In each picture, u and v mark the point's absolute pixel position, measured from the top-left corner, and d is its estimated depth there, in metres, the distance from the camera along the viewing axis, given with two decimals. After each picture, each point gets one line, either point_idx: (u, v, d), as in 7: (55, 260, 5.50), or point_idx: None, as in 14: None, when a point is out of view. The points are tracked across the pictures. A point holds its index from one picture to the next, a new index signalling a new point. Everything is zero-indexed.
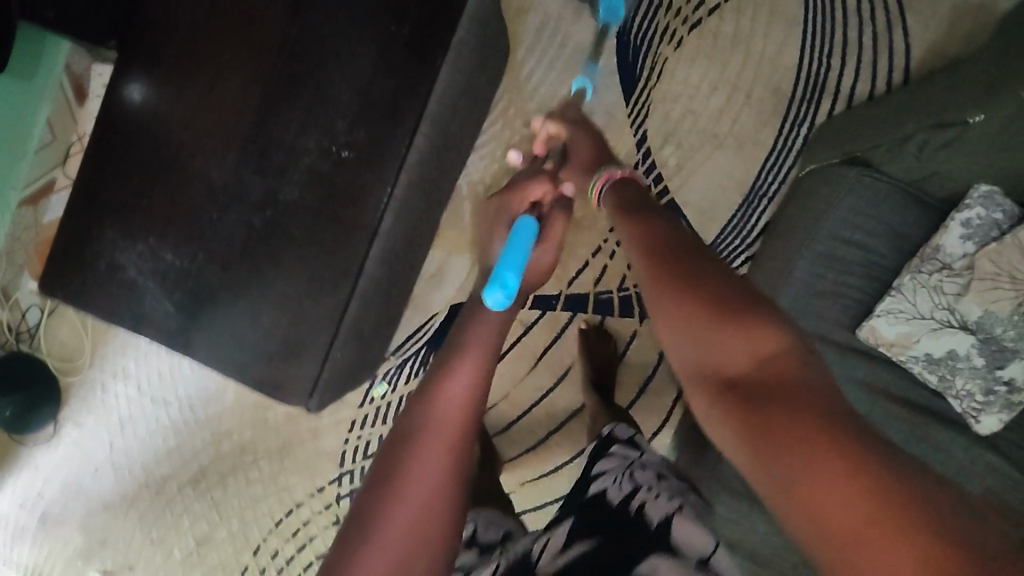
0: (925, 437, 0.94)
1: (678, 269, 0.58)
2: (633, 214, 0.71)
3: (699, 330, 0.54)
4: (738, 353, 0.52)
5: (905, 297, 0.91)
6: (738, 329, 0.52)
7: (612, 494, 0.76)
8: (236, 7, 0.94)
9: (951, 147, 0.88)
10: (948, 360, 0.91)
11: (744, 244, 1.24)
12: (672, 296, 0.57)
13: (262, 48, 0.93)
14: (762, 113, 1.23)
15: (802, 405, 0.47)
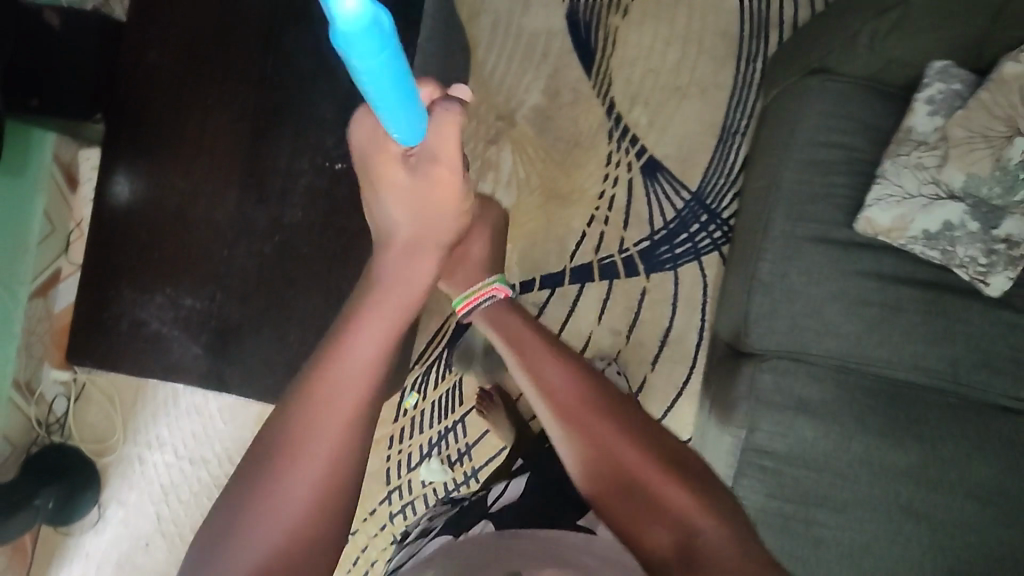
0: (940, 309, 0.99)
1: (587, 400, 0.69)
2: (535, 349, 0.75)
3: (600, 461, 0.65)
4: (635, 461, 0.64)
5: (891, 181, 0.95)
6: (651, 492, 0.63)
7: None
8: (210, 53, 1.00)
9: (899, 28, 0.93)
10: (945, 233, 0.95)
11: (729, 182, 1.30)
12: (581, 434, 0.67)
13: (244, 84, 0.98)
14: (717, 59, 1.29)
15: (672, 483, 0.64)
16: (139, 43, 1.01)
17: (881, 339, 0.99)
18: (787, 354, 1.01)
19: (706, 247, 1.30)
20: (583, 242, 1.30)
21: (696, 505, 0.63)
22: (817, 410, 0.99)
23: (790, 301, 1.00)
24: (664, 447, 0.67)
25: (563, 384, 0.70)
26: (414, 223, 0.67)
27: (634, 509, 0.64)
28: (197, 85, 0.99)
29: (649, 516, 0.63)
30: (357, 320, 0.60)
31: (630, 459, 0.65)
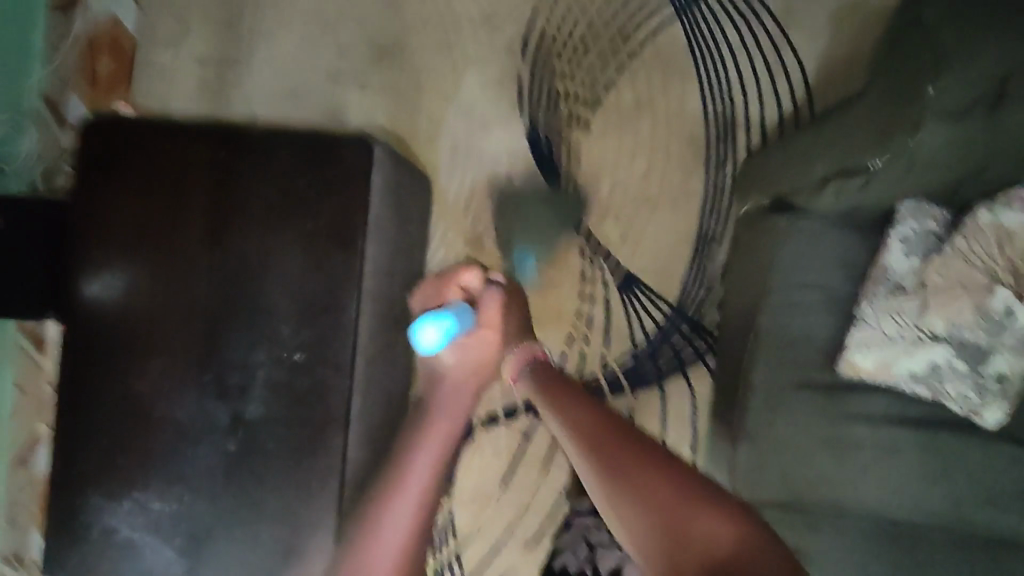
0: (936, 446, 0.95)
1: (616, 436, 0.69)
2: (562, 397, 0.82)
3: (625, 493, 0.62)
4: (663, 496, 0.61)
5: (871, 325, 0.91)
6: (681, 520, 0.59)
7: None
8: (158, 246, 0.95)
9: (865, 190, 0.88)
10: (932, 372, 0.91)
11: (708, 293, 1.25)
12: (626, 483, 0.63)
13: (193, 277, 0.94)
14: (685, 166, 1.25)
15: (702, 508, 0.59)
16: (82, 239, 0.97)
17: (877, 481, 0.95)
18: (780, 503, 0.97)
19: (691, 359, 1.26)
20: (565, 364, 1.26)
21: (719, 524, 0.58)
22: (816, 559, 0.95)
23: (776, 449, 0.96)
24: (683, 470, 0.64)
25: (590, 428, 0.72)
26: (461, 360, 0.96)
27: (658, 536, 0.58)
28: (146, 281, 0.96)
29: (678, 538, 0.57)
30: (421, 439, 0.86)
31: (661, 497, 0.61)
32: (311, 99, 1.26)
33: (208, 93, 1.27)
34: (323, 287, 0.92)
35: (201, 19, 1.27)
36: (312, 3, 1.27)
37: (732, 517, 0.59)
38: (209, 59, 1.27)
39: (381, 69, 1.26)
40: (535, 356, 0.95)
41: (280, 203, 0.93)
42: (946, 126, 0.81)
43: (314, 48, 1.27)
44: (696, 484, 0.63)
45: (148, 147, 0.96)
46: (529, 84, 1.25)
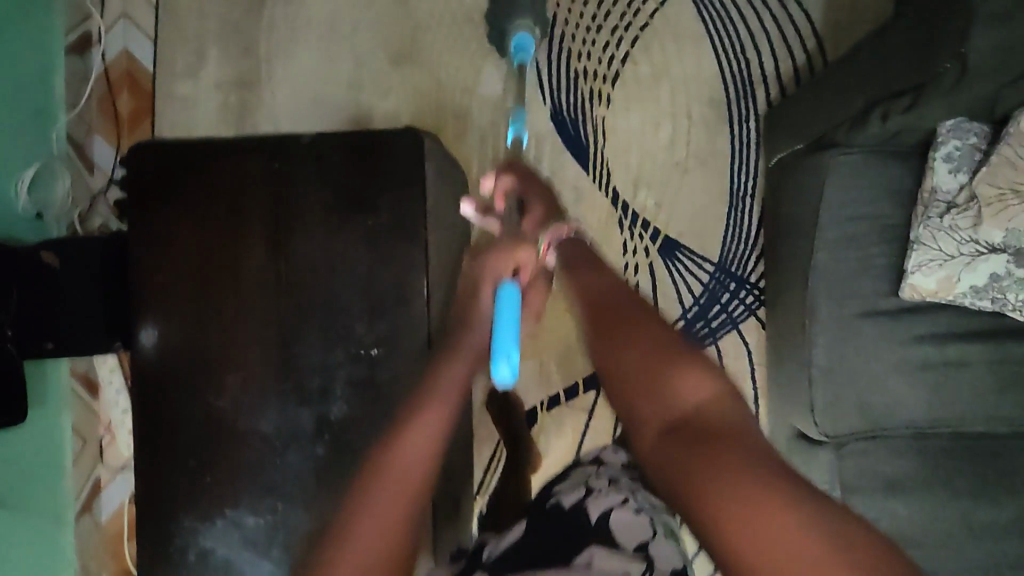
0: (1006, 355, 0.97)
1: (620, 300, 0.66)
2: (600, 301, 0.67)
3: (645, 350, 0.59)
4: (648, 352, 0.59)
5: (929, 246, 0.93)
6: (664, 381, 0.57)
7: (561, 497, 0.76)
8: (220, 261, 0.94)
9: (913, 111, 0.89)
10: (993, 284, 0.93)
11: (749, 246, 1.28)
12: (640, 342, 0.60)
13: (259, 288, 0.94)
14: (709, 128, 1.28)
15: (692, 372, 0.57)
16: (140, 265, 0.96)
17: (952, 397, 0.98)
18: (861, 435, 0.99)
19: (741, 315, 1.28)
20: None
21: (704, 382, 0.56)
22: (906, 484, 0.97)
23: (851, 381, 0.98)
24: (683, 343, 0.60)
25: (597, 287, 0.69)
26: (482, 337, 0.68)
27: (633, 388, 0.58)
28: (211, 298, 0.95)
29: (654, 395, 0.57)
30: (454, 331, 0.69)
31: (647, 350, 0.59)
32: (336, 109, 1.28)
33: (232, 116, 1.28)
34: (390, 279, 0.92)
35: (215, 43, 1.28)
36: (324, 15, 1.28)
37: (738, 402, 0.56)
38: (229, 83, 1.28)
39: (399, 71, 1.28)
40: (565, 235, 0.81)
41: (338, 203, 0.93)
42: (1004, 32, 0.80)
43: (331, 59, 1.28)
44: (689, 350, 0.59)
45: (196, 164, 0.95)
46: (547, 69, 1.28)
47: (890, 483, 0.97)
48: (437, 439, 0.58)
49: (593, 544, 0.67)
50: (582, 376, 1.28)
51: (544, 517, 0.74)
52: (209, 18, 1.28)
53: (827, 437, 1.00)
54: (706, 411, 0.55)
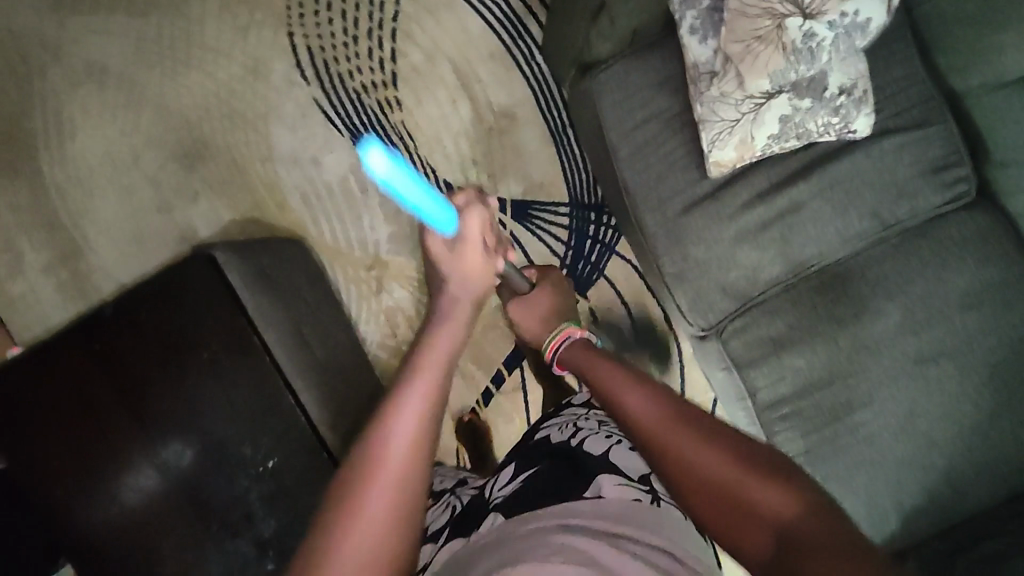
0: (833, 179, 0.98)
1: (717, 444, 0.64)
2: (665, 401, 0.71)
3: (753, 522, 0.58)
4: (702, 461, 0.63)
5: (712, 120, 0.93)
6: (762, 512, 0.58)
7: (555, 436, 0.84)
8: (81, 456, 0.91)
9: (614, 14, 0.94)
10: (788, 125, 0.93)
11: (586, 172, 1.27)
12: (737, 479, 0.61)
13: (159, 461, 0.93)
14: (504, 81, 1.25)
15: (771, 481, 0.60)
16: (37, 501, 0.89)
17: (804, 241, 0.99)
18: (736, 313, 1.03)
19: (612, 238, 1.28)
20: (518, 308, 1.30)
21: (790, 500, 0.58)
22: (794, 337, 1.00)
23: (705, 271, 1.00)
24: (744, 447, 0.64)
25: (717, 451, 0.64)
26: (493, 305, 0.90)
27: (721, 510, 0.61)
28: (127, 493, 0.91)
29: (741, 510, 0.59)
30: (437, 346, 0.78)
31: (766, 497, 0.59)
32: (158, 236, 1.28)
33: (72, 291, 1.29)
34: (252, 395, 0.98)
35: (20, 232, 1.27)
36: (102, 157, 1.26)
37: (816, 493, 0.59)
38: (54, 263, 1.28)
39: (196, 173, 1.26)
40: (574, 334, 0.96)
41: (170, 351, 0.95)
42: None
43: (130, 193, 1.27)
44: (853, 549, 0.52)
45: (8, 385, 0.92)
46: (328, 102, 1.26)
47: (779, 342, 1.01)
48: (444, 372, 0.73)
49: (599, 474, 0.74)
50: (501, 362, 1.32)
51: (542, 452, 0.82)
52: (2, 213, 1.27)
53: (706, 329, 1.04)
54: (794, 515, 0.57)
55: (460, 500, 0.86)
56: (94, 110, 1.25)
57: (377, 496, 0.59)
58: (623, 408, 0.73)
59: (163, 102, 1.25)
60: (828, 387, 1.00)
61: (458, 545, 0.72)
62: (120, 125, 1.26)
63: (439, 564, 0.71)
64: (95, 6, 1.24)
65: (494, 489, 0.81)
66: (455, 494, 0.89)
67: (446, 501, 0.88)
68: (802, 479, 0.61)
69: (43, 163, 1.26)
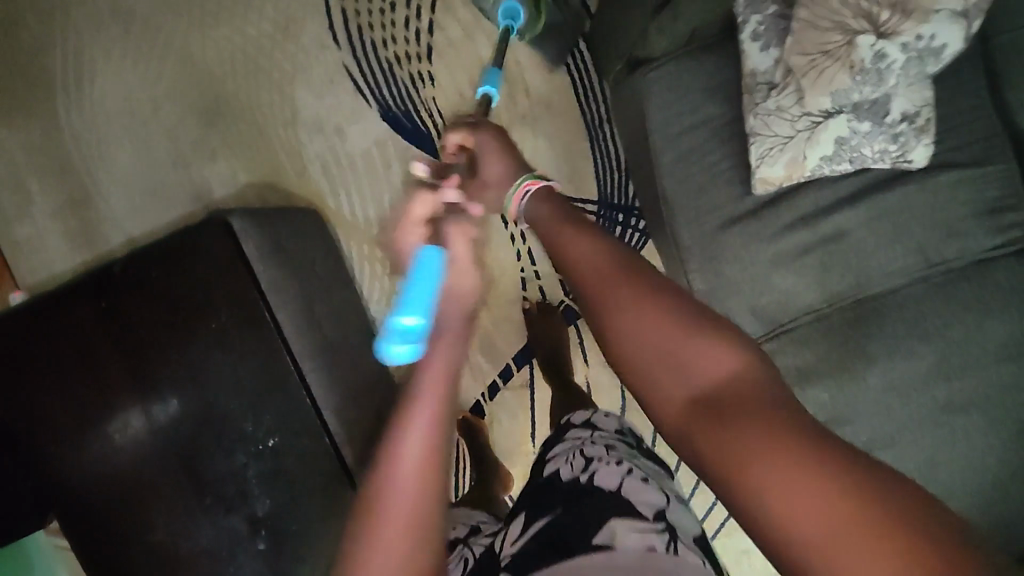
0: (882, 208, 0.93)
1: (648, 288, 0.54)
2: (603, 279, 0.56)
3: (675, 372, 0.51)
4: (641, 322, 0.53)
5: (765, 134, 0.88)
6: (693, 368, 0.51)
7: (564, 473, 0.76)
8: (88, 416, 0.92)
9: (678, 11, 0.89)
10: (843, 147, 0.88)
11: (620, 172, 1.22)
12: (665, 335, 0.52)
13: (155, 429, 0.92)
14: (544, 68, 1.20)
15: (702, 339, 0.51)
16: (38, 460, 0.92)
17: (842, 270, 0.95)
18: (763, 338, 0.99)
19: (638, 242, 1.23)
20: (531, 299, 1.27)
21: (728, 358, 0.50)
22: (821, 369, 0.97)
23: (737, 291, 0.96)
24: (676, 291, 0.54)
25: (660, 311, 0.53)
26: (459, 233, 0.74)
27: (650, 369, 0.52)
28: (126, 461, 0.92)
29: (673, 374, 0.51)
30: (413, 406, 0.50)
31: (700, 354, 0.51)
32: (172, 192, 1.24)
33: (80, 240, 1.25)
34: (258, 371, 0.94)
35: (32, 173, 1.23)
36: (121, 104, 1.22)
37: (753, 353, 0.51)
38: (63, 209, 1.24)
39: (217, 130, 1.22)
40: (531, 189, 0.70)
41: (175, 318, 0.93)
42: None
43: (147, 144, 1.23)
44: (783, 415, 0.47)
45: (19, 336, 0.92)
46: (359, 70, 1.20)
47: (803, 371, 0.97)
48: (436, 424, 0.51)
49: (611, 517, 0.68)
50: (511, 357, 1.29)
51: (550, 491, 0.75)
52: (14, 151, 1.23)
53: None
54: (737, 378, 0.50)
55: (472, 552, 0.77)
56: (116, 54, 1.21)
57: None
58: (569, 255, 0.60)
59: (188, 53, 1.20)
60: (850, 422, 0.96)
61: None
62: (142, 73, 1.21)
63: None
64: None
65: (504, 544, 0.73)
66: (467, 545, 0.81)
67: (458, 552, 0.80)
68: (739, 334, 0.52)
69: (59, 104, 1.22)
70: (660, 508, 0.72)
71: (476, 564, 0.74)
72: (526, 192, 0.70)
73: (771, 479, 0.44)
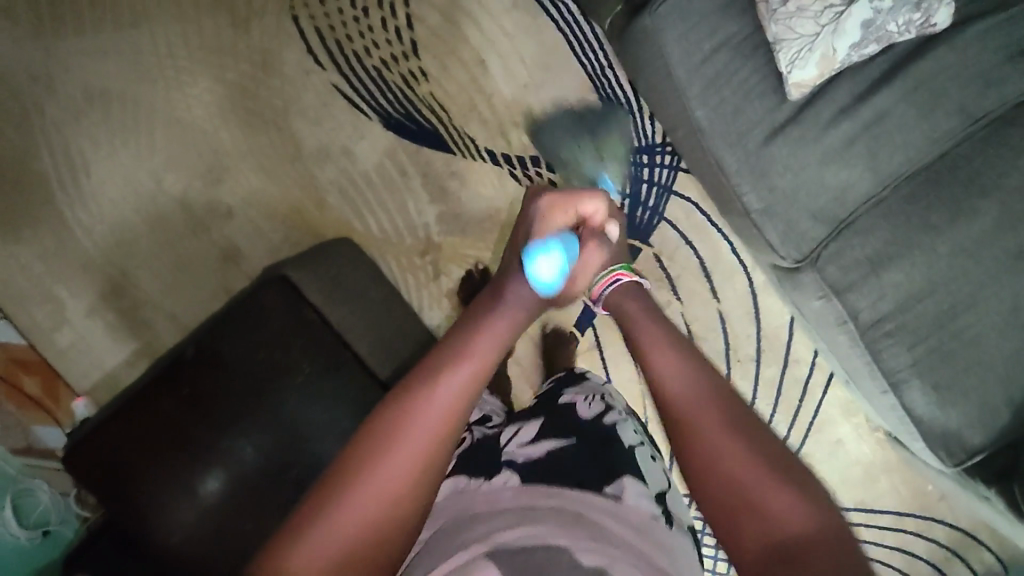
0: (915, 79, 0.92)
1: (744, 431, 0.60)
2: (710, 407, 0.62)
3: (752, 503, 0.56)
4: (736, 459, 0.58)
5: (790, 37, 0.86)
6: (770, 510, 0.55)
7: (582, 410, 0.77)
8: (201, 503, 0.85)
9: None
10: (870, 29, 0.86)
11: (637, 113, 1.20)
12: (749, 470, 0.57)
13: (273, 496, 0.89)
14: (532, 31, 1.17)
15: (786, 487, 0.56)
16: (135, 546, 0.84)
17: (891, 152, 0.95)
18: (828, 238, 0.98)
19: (669, 178, 1.22)
20: None
21: (805, 507, 0.55)
22: (892, 253, 0.96)
23: (792, 200, 0.96)
24: (784, 465, 0.58)
25: (744, 449, 0.58)
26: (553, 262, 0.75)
27: (732, 499, 0.57)
28: (256, 535, 0.87)
29: (760, 510, 0.55)
30: (452, 369, 0.61)
31: (788, 512, 0.54)
32: (198, 259, 1.21)
33: (124, 330, 1.23)
34: (354, 410, 0.95)
35: (55, 279, 1.20)
36: (123, 186, 1.19)
37: (823, 504, 0.56)
38: (97, 305, 1.22)
39: (225, 184, 1.19)
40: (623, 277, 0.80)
41: (260, 381, 0.93)
42: None
43: (159, 219, 1.20)
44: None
45: (107, 440, 0.84)
46: (349, 86, 1.17)
47: (876, 259, 0.97)
48: (466, 397, 0.60)
49: (625, 474, 0.68)
50: (574, 324, 1.27)
51: (570, 423, 0.74)
52: (29, 263, 1.20)
53: (800, 260, 1.00)
54: (806, 535, 0.53)
55: (470, 435, 0.75)
56: (104, 138, 1.17)
57: (371, 496, 0.53)
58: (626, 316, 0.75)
59: (175, 118, 1.17)
60: (933, 295, 0.96)
61: (456, 491, 0.64)
62: (134, 150, 1.18)
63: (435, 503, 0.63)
64: (80, 31, 1.16)
65: (511, 441, 0.71)
66: (470, 429, 0.76)
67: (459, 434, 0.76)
68: (819, 488, 0.57)
69: (61, 203, 1.18)
70: (660, 486, 0.72)
71: (480, 442, 0.72)
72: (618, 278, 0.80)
73: None
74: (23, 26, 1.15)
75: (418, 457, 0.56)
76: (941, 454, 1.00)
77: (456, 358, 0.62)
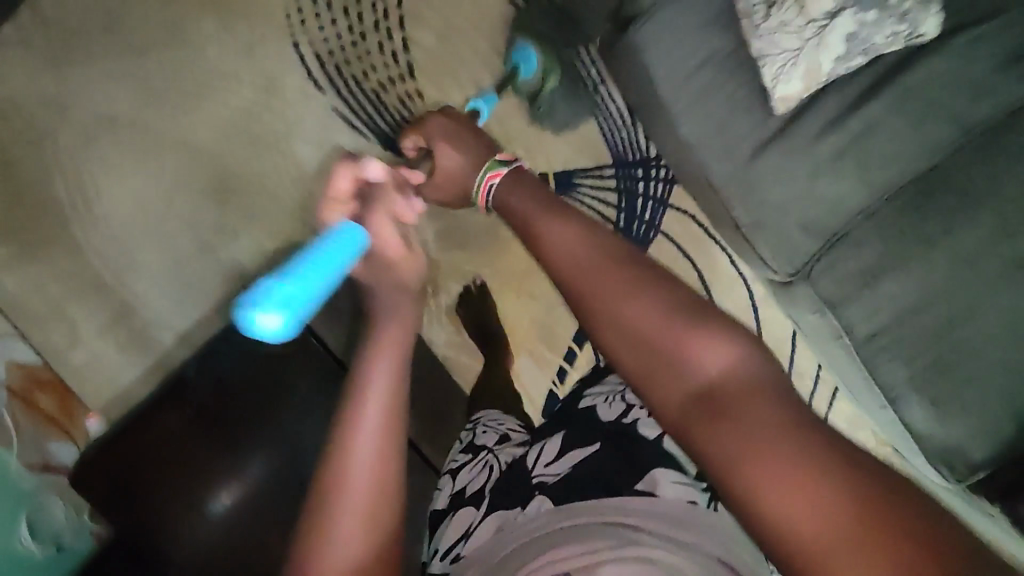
0: (905, 89, 0.92)
1: (654, 304, 0.60)
2: (617, 275, 0.63)
3: (666, 367, 0.58)
4: (647, 329, 0.59)
5: (773, 53, 0.87)
6: (685, 361, 0.57)
7: (603, 413, 0.76)
8: (204, 517, 0.87)
9: None
10: (855, 42, 0.86)
11: (629, 129, 1.21)
12: (665, 342, 0.58)
13: (271, 511, 0.90)
14: None
15: (700, 339, 0.57)
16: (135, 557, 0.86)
17: (883, 163, 0.94)
18: (821, 252, 0.98)
19: (664, 192, 1.23)
20: None
21: (720, 350, 0.56)
22: (887, 266, 0.95)
23: (783, 214, 0.96)
24: (692, 312, 0.59)
25: (651, 312, 0.60)
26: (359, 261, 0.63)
27: (654, 368, 0.58)
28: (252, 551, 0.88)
29: (677, 370, 0.57)
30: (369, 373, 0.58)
31: (708, 366, 0.56)
32: (206, 277, 1.25)
33: (135, 348, 1.27)
34: None
35: (67, 299, 1.24)
36: (133, 209, 1.23)
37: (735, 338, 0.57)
38: (109, 325, 1.26)
39: (231, 204, 1.23)
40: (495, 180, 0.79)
41: (261, 400, 0.96)
42: None
43: (168, 240, 1.24)
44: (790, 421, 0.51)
45: (125, 454, 0.89)
46: (349, 108, 1.21)
47: (870, 272, 0.96)
48: (392, 394, 0.58)
49: (654, 468, 0.68)
50: (570, 338, 1.29)
51: (591, 427, 0.74)
52: (43, 284, 1.24)
53: (792, 273, 1.00)
54: (728, 378, 0.55)
55: (498, 462, 0.77)
56: (113, 163, 1.21)
57: (345, 524, 0.54)
58: (545, 244, 0.69)
59: (181, 141, 1.21)
60: (931, 308, 0.95)
61: (500, 525, 0.67)
62: (143, 173, 1.22)
63: (483, 542, 0.66)
64: (88, 56, 1.18)
65: (537, 462, 0.72)
66: (494, 452, 0.80)
67: (484, 460, 0.79)
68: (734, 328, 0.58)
69: (73, 227, 1.22)
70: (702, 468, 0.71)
71: (510, 469, 0.74)
72: (492, 183, 0.79)
73: (769, 474, 0.48)
74: (32, 51, 1.16)
75: (376, 456, 0.56)
76: (942, 469, 0.99)
77: (372, 366, 0.59)
